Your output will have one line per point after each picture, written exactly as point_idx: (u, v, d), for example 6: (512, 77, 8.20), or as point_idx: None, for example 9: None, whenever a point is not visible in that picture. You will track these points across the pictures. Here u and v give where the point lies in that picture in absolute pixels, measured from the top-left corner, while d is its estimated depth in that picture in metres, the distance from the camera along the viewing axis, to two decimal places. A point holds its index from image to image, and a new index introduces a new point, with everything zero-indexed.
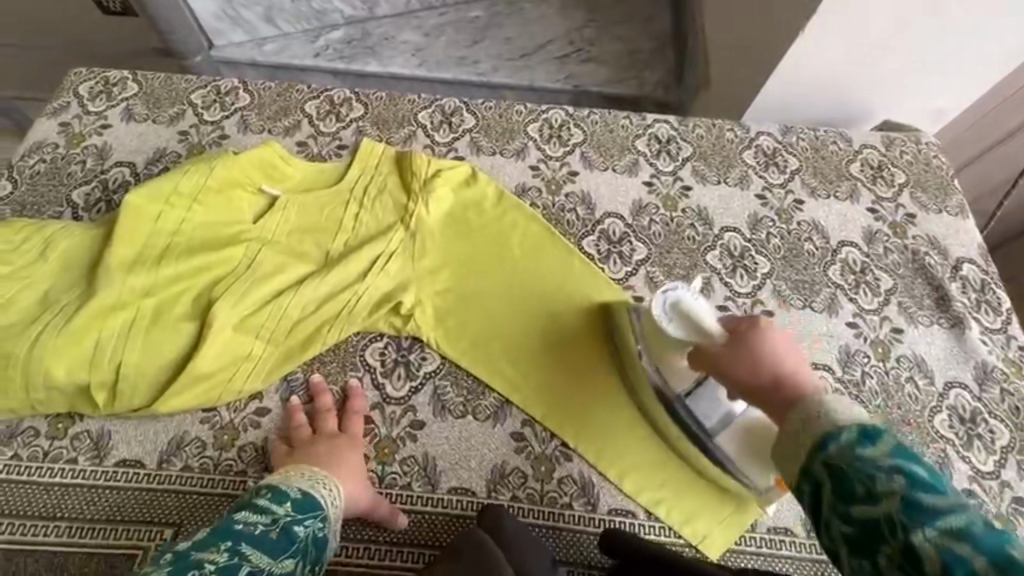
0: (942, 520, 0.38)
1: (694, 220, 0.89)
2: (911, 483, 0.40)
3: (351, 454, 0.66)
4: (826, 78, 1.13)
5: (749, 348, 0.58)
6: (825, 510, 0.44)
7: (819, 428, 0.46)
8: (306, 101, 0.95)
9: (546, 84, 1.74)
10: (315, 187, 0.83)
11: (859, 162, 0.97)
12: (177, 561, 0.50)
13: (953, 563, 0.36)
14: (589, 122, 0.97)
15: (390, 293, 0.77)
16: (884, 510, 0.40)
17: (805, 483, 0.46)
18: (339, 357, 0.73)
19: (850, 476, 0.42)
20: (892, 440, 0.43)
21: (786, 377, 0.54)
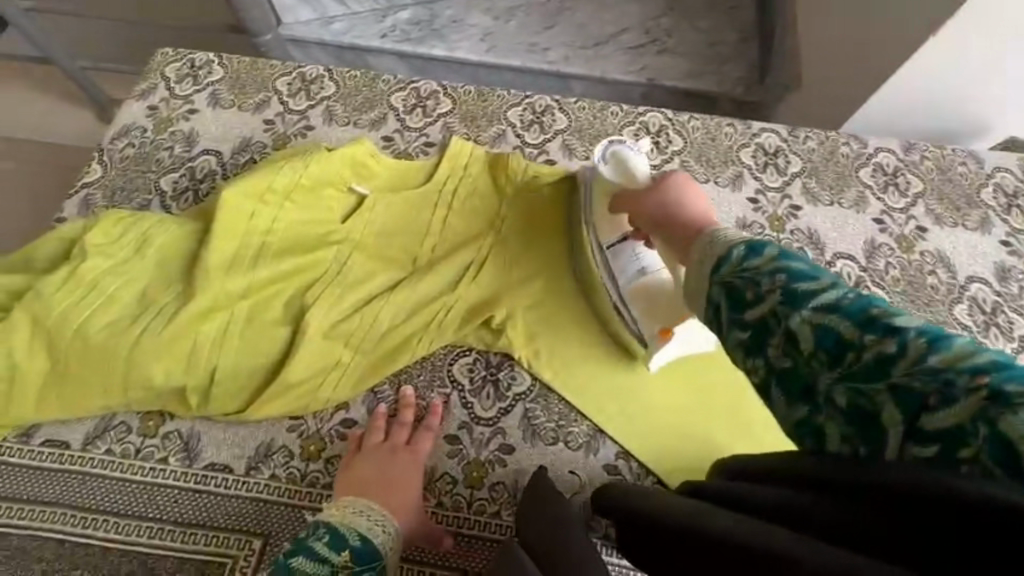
0: (817, 301, 0.37)
1: (804, 244, 0.82)
2: (792, 276, 0.39)
3: (418, 479, 0.64)
4: (942, 93, 1.05)
5: (657, 193, 0.61)
6: (722, 327, 0.42)
7: (714, 252, 0.44)
8: (392, 92, 0.91)
9: (618, 77, 1.65)
10: (408, 186, 0.80)
11: (992, 188, 0.87)
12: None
13: (831, 338, 0.36)
14: (690, 128, 0.90)
15: (480, 305, 0.73)
16: (767, 308, 0.39)
17: (706, 310, 0.44)
18: (428, 370, 0.70)
19: (739, 287, 0.41)
20: (777, 247, 0.41)
21: (684, 211, 0.58)
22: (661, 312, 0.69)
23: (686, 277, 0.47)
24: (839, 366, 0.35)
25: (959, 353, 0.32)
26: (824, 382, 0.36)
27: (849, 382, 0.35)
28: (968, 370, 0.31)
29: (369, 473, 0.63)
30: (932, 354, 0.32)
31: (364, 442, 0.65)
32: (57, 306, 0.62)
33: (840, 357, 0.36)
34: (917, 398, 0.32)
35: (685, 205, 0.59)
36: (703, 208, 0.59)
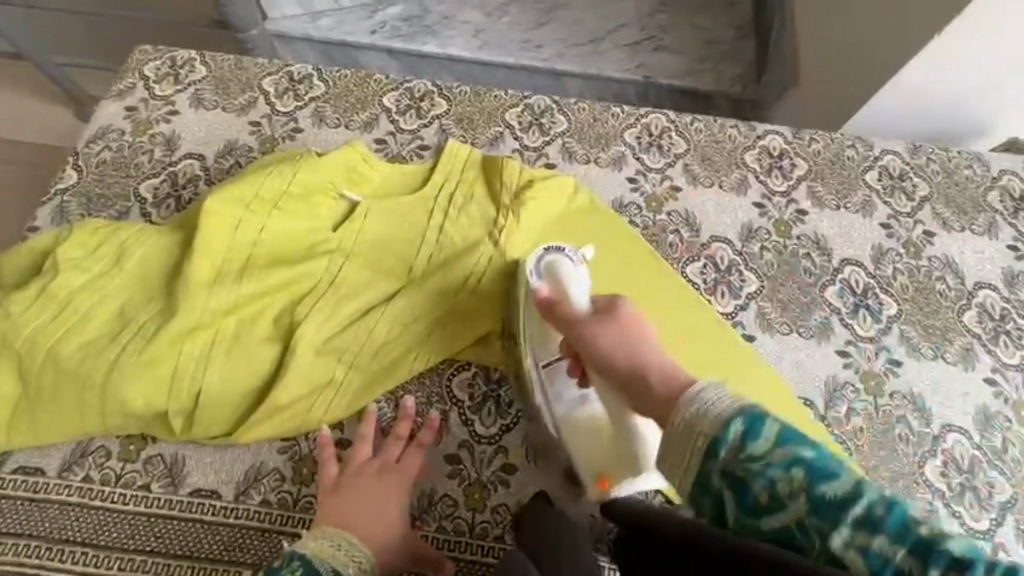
0: (850, 513, 0.39)
1: (811, 250, 0.80)
2: (810, 476, 0.41)
3: (403, 506, 0.60)
4: (945, 95, 1.03)
5: (609, 322, 0.59)
6: (735, 531, 0.43)
7: (705, 425, 0.46)
8: (384, 93, 0.87)
9: (613, 74, 1.62)
10: (378, 192, 0.76)
11: (998, 191, 0.86)
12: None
13: (875, 560, 0.37)
14: (693, 130, 0.88)
15: (479, 317, 0.71)
16: (795, 515, 0.40)
17: (702, 496, 0.45)
18: (425, 387, 0.67)
19: (748, 483, 0.42)
20: (775, 426, 0.44)
21: (645, 349, 0.57)
22: (596, 455, 0.63)
23: (667, 442, 0.48)
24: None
25: None
26: None
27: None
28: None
29: (352, 497, 0.59)
30: None
31: (349, 463, 0.61)
32: (30, 325, 0.58)
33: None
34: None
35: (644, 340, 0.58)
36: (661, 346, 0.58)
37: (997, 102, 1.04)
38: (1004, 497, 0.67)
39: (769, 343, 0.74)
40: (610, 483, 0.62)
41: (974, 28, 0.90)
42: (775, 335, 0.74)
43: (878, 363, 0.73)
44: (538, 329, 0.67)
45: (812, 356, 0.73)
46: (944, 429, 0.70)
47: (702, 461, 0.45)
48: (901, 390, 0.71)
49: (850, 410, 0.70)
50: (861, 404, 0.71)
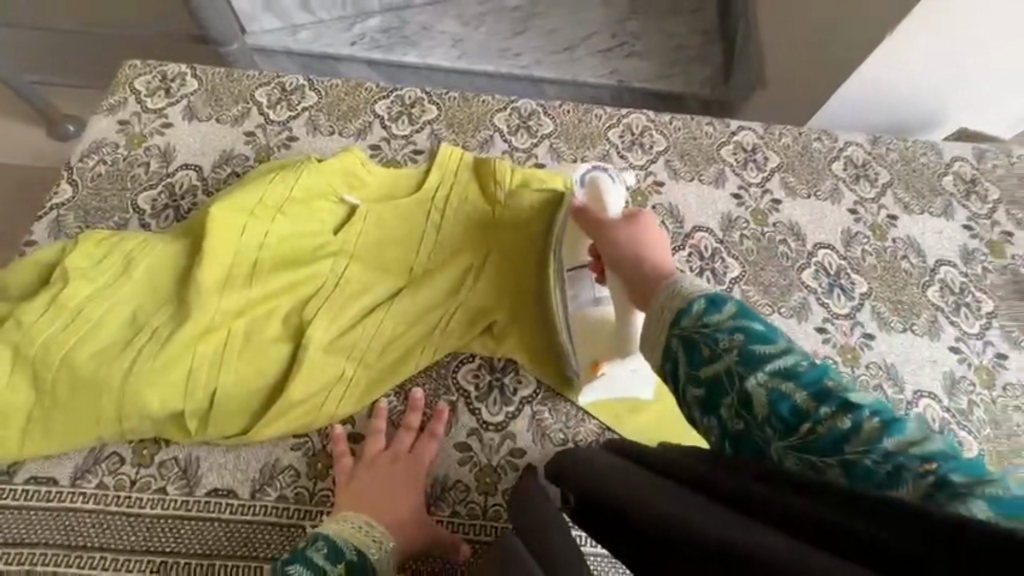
0: (774, 365, 0.42)
1: (786, 236, 0.85)
2: (748, 339, 0.44)
3: (418, 492, 0.62)
4: (900, 89, 1.11)
5: (627, 230, 0.65)
6: (679, 381, 0.46)
7: (675, 303, 0.49)
8: (375, 101, 0.90)
9: (589, 79, 1.69)
10: (389, 194, 0.78)
11: (951, 176, 0.93)
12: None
13: (781, 400, 0.40)
14: (672, 128, 0.93)
15: (482, 311, 0.73)
16: (725, 366, 0.43)
17: (664, 360, 0.48)
18: (433, 379, 0.70)
19: (696, 341, 0.45)
20: (735, 303, 0.46)
21: (648, 246, 0.63)
22: (597, 345, 0.69)
23: (644, 321, 0.52)
24: (794, 435, 0.39)
25: (910, 439, 0.36)
26: (777, 447, 0.40)
27: (801, 446, 0.39)
28: (920, 454, 0.35)
29: (368, 487, 0.61)
30: (886, 435, 0.36)
31: (363, 455, 0.63)
32: (41, 335, 0.59)
33: (793, 421, 0.40)
34: (865, 468, 0.36)
35: (647, 241, 0.63)
36: (664, 251, 0.63)
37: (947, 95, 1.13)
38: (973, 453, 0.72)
39: None
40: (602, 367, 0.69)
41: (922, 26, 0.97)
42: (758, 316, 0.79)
43: (853, 338, 0.78)
44: (570, 235, 0.74)
45: (793, 334, 0.78)
46: (916, 394, 0.75)
47: (669, 328, 0.48)
48: (875, 362, 0.77)
49: None
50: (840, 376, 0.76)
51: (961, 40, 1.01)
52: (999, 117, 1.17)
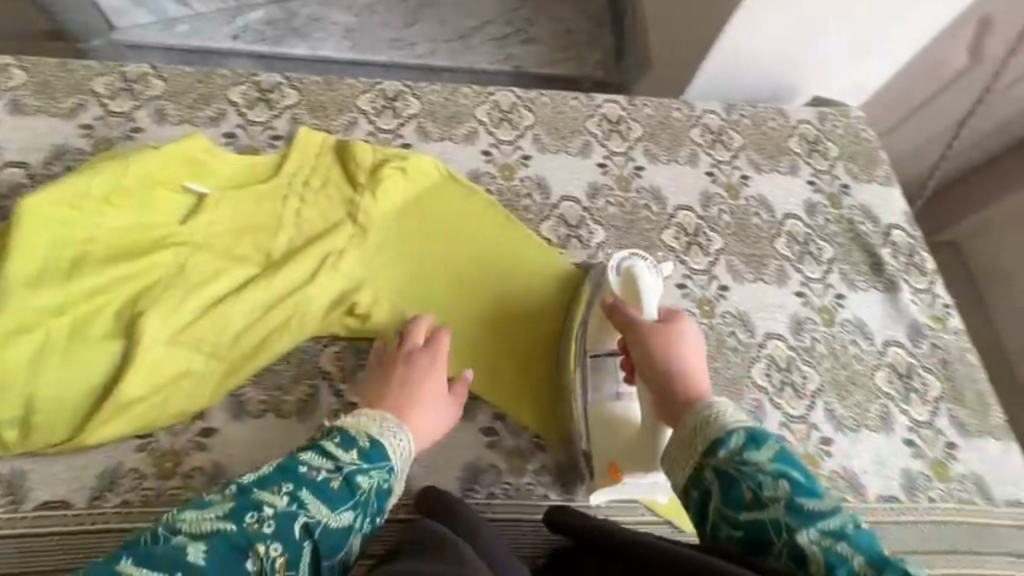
0: (822, 522, 0.50)
1: (648, 200, 0.89)
2: (793, 489, 0.53)
3: (434, 382, 0.67)
4: (759, 63, 1.19)
5: (667, 337, 0.68)
6: (715, 509, 0.55)
7: (711, 434, 0.58)
8: (230, 87, 0.86)
9: (487, 67, 1.70)
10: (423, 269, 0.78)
11: (797, 137, 1.00)
12: (240, 498, 0.55)
13: (836, 560, 0.47)
14: (539, 104, 0.95)
15: (344, 293, 0.72)
16: (770, 513, 0.52)
17: (695, 485, 0.57)
18: (293, 366, 0.68)
19: (739, 481, 0.55)
20: (772, 449, 0.56)
21: (684, 361, 0.66)
22: (620, 445, 0.70)
23: (676, 441, 0.60)
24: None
25: None
26: None
27: None
28: None
29: (382, 387, 0.66)
30: None
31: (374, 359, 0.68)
32: None
33: None
34: None
35: (680, 353, 0.67)
36: (700, 365, 0.67)
37: (803, 66, 1.21)
38: (814, 385, 0.79)
39: None
40: (621, 473, 0.69)
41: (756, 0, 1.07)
42: None
43: (710, 290, 0.84)
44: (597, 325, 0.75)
45: None
46: (766, 336, 0.81)
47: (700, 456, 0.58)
48: (730, 311, 0.82)
49: None
50: (698, 327, 0.81)
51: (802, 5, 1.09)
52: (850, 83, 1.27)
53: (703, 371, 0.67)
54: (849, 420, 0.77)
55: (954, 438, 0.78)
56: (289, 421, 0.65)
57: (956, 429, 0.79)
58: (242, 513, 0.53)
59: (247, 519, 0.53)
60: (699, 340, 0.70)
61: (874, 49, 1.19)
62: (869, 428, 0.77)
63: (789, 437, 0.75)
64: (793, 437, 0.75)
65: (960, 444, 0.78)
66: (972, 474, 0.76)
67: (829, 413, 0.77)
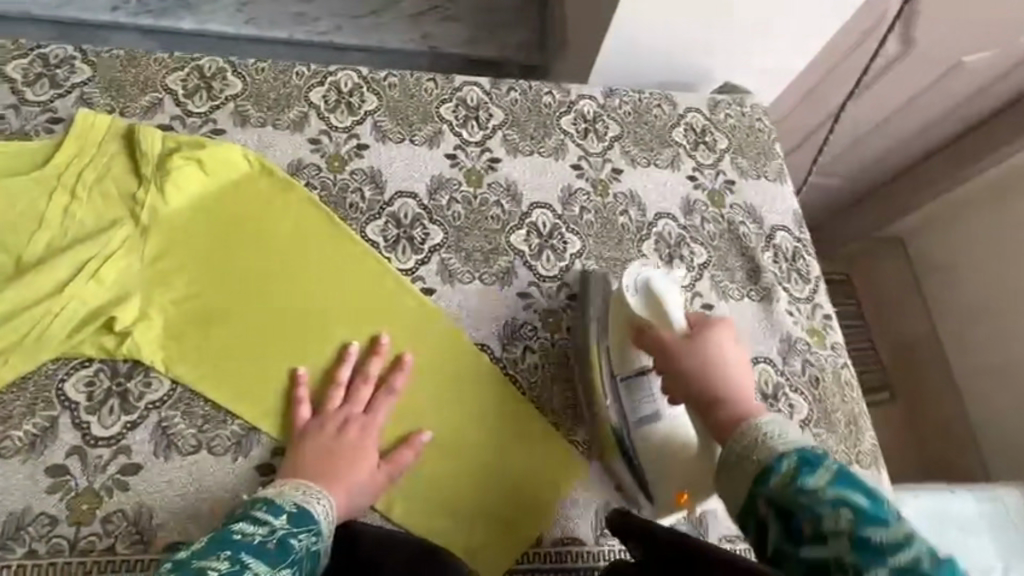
0: (891, 558, 0.41)
1: (500, 196, 0.79)
2: (858, 518, 0.43)
3: (371, 448, 0.61)
4: (664, 48, 1.03)
5: (703, 348, 0.60)
6: (778, 545, 0.47)
7: (764, 461, 0.50)
8: (8, 61, 0.73)
9: (398, 48, 1.47)
10: (259, 316, 0.66)
11: (682, 127, 0.91)
12: (178, 569, 0.46)
13: None
14: (386, 85, 0.83)
15: (104, 306, 0.62)
16: (832, 552, 0.43)
17: (752, 518, 0.49)
18: (28, 395, 0.57)
19: (796, 512, 0.46)
20: (829, 469, 0.47)
21: (721, 370, 0.59)
22: (672, 473, 0.63)
23: (726, 471, 0.53)
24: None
25: None
26: None
27: None
28: None
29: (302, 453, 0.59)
30: None
31: (302, 422, 0.61)
32: None
33: None
34: None
35: (713, 362, 0.59)
36: (741, 372, 0.60)
37: (715, 52, 1.06)
38: None
39: (449, 294, 0.72)
40: (687, 500, 0.63)
41: None
42: (455, 285, 0.72)
43: (557, 301, 0.74)
44: (621, 343, 0.68)
45: (491, 301, 0.72)
46: None
47: (753, 486, 0.50)
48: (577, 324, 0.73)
49: (526, 350, 0.71)
50: (538, 343, 0.72)
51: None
52: (772, 71, 1.11)
53: (746, 377, 0.60)
54: None
55: None
56: (8, 461, 0.55)
57: None
58: None
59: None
60: (736, 338, 0.63)
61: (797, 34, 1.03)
62: None
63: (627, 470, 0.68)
64: None
65: None
66: None
67: None
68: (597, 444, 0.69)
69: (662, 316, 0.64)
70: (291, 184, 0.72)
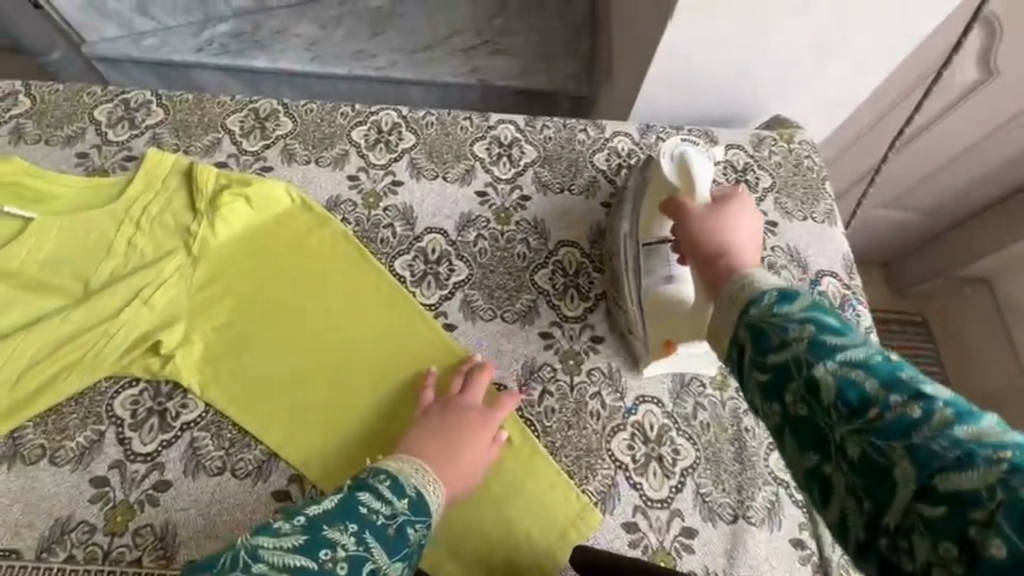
0: (844, 354, 0.36)
1: (527, 234, 0.79)
2: (821, 330, 0.38)
3: (488, 441, 0.64)
4: (708, 91, 1.02)
5: (715, 215, 0.56)
6: (745, 366, 0.42)
7: (742, 296, 0.44)
8: (97, 105, 0.83)
9: (449, 80, 1.52)
10: (291, 330, 0.70)
11: (722, 165, 0.88)
12: (312, 533, 0.51)
13: (850, 388, 0.35)
14: (424, 124, 0.86)
15: (152, 331, 0.67)
16: (792, 354, 0.38)
17: (730, 353, 0.44)
18: (81, 410, 0.63)
19: (766, 328, 0.40)
20: (808, 297, 0.41)
21: (729, 237, 0.54)
22: (665, 323, 0.66)
23: (713, 318, 0.47)
24: (858, 419, 0.34)
25: (986, 429, 0.30)
26: (839, 432, 0.34)
27: (868, 433, 0.33)
28: (994, 444, 0.29)
29: (425, 430, 0.63)
30: (962, 426, 0.31)
31: (426, 403, 0.65)
32: None
33: (860, 410, 0.34)
34: (931, 455, 0.30)
35: (728, 231, 0.54)
36: (753, 247, 0.54)
37: (763, 92, 1.02)
38: (687, 462, 0.67)
39: (470, 330, 0.73)
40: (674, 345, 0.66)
41: (679, 41, 0.91)
42: (476, 322, 0.73)
43: (580, 342, 0.73)
44: (651, 213, 0.71)
45: (511, 340, 0.72)
46: (637, 400, 0.70)
47: (738, 318, 0.43)
48: (598, 367, 0.72)
49: (544, 392, 0.70)
50: (556, 384, 0.70)
51: (755, 7, 0.85)
52: (830, 105, 1.05)
53: (755, 251, 0.54)
54: (726, 508, 0.65)
55: None
56: (60, 469, 0.60)
57: None
58: (315, 550, 0.50)
59: (323, 556, 0.49)
60: (757, 221, 0.57)
61: (855, 72, 0.97)
62: (749, 521, 0.65)
63: (642, 525, 0.64)
64: (648, 526, 0.64)
65: None
66: None
67: (699, 497, 0.65)
68: (613, 492, 0.65)
69: (692, 181, 0.65)
70: (326, 220, 0.76)
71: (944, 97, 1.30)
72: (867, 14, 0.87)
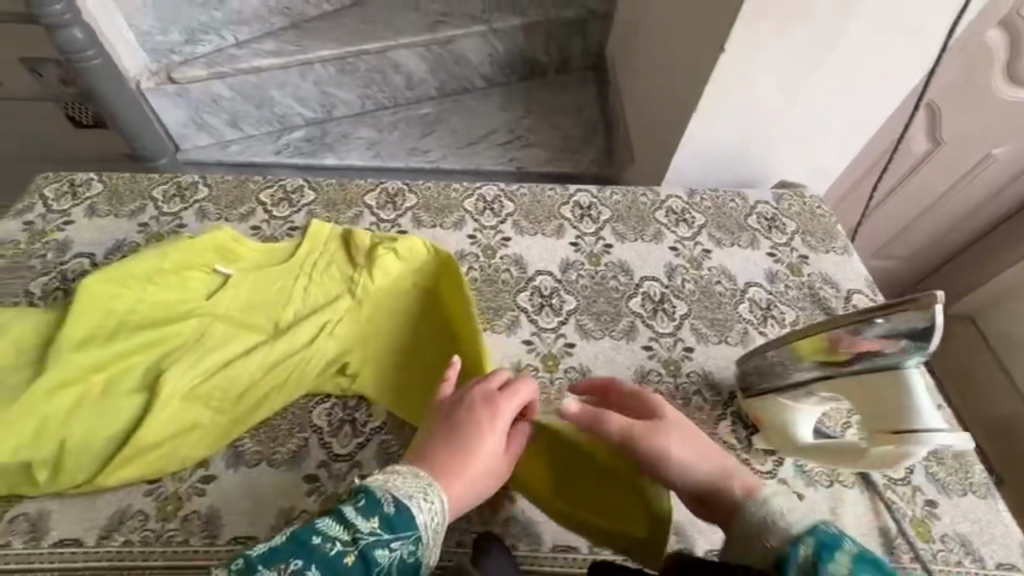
0: None
1: (616, 272, 0.99)
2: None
3: (498, 433, 0.68)
4: (726, 164, 1.28)
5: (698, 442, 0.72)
6: None
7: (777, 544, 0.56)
8: (261, 190, 1.04)
9: (491, 168, 1.80)
10: (428, 358, 0.84)
11: (755, 216, 1.11)
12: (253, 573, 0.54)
13: None
14: (519, 195, 1.09)
15: (337, 356, 0.82)
16: None
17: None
18: (288, 421, 0.77)
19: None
20: (847, 547, 0.53)
21: (694, 463, 0.70)
22: (772, 419, 0.78)
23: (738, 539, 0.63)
24: None
25: None
26: None
27: None
28: None
29: (439, 431, 0.67)
30: None
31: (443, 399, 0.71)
32: None
33: None
34: None
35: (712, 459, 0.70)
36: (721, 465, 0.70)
37: (769, 159, 1.27)
38: None
39: (586, 347, 0.89)
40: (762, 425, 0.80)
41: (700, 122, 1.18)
42: (590, 340, 0.90)
43: (675, 351, 0.90)
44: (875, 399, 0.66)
45: (620, 353, 0.89)
46: (731, 394, 0.86)
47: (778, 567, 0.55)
48: (695, 370, 0.88)
49: (655, 392, 0.85)
50: (665, 386, 0.86)
51: (764, 92, 1.12)
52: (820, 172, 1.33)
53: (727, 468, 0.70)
54: (821, 475, 0.78)
55: (933, 495, 0.77)
56: (278, 469, 0.72)
57: (935, 486, 0.78)
58: None
59: None
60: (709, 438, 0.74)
61: (839, 146, 1.25)
62: (843, 483, 0.78)
63: None
64: None
65: (939, 501, 0.77)
66: (954, 533, 0.74)
67: (798, 468, 0.79)
68: None
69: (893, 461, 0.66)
70: (449, 259, 0.89)
71: (906, 164, 1.61)
72: (845, 102, 1.15)
